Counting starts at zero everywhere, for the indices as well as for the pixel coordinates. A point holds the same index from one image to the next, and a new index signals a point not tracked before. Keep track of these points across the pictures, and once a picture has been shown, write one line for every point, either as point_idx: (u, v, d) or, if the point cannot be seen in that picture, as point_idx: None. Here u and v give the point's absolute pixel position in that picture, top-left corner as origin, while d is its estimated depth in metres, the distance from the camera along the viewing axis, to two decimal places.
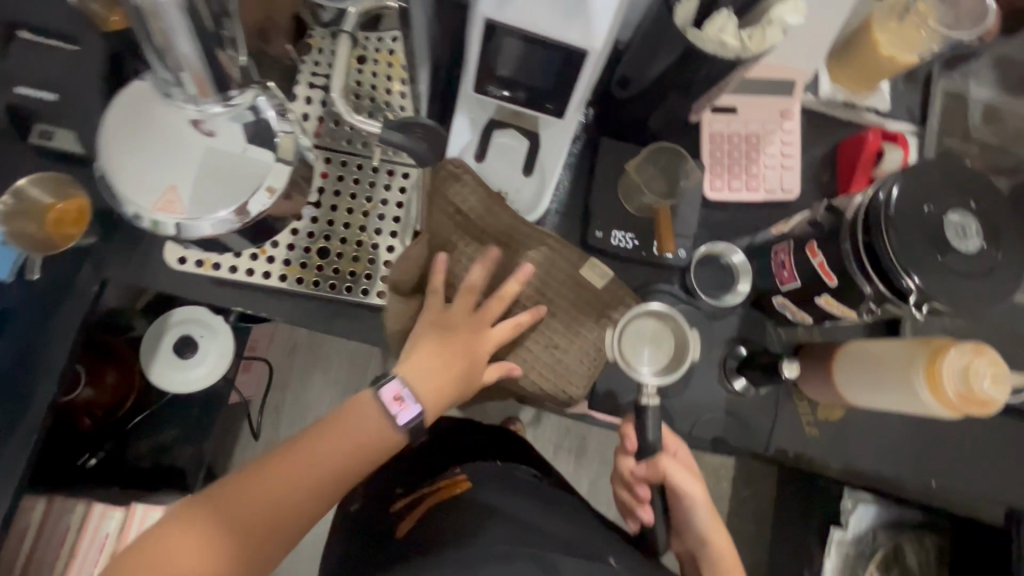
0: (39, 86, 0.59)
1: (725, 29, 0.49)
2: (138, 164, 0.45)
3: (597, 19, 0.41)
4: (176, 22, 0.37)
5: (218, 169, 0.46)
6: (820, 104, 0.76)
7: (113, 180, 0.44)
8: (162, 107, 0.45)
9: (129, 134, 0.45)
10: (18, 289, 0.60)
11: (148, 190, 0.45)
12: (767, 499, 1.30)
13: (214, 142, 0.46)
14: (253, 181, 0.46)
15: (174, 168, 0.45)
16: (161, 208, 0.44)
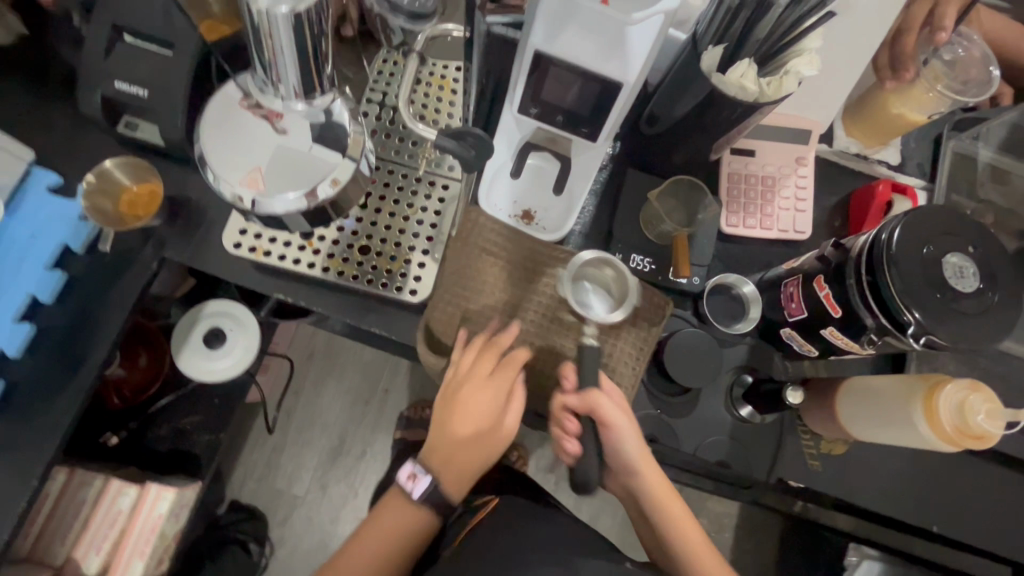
0: (132, 82, 0.65)
1: (746, 75, 0.55)
2: (225, 150, 0.51)
3: (633, 56, 0.47)
4: (283, 36, 0.43)
5: (292, 160, 0.52)
6: (834, 154, 0.81)
7: (207, 158, 0.51)
8: (255, 101, 0.51)
9: (221, 125, 0.52)
10: (87, 258, 0.67)
11: (234, 168, 0.51)
12: (771, 551, 1.28)
13: (289, 136, 0.52)
14: (320, 171, 0.52)
15: (258, 153, 0.51)
16: (244, 185, 0.51)
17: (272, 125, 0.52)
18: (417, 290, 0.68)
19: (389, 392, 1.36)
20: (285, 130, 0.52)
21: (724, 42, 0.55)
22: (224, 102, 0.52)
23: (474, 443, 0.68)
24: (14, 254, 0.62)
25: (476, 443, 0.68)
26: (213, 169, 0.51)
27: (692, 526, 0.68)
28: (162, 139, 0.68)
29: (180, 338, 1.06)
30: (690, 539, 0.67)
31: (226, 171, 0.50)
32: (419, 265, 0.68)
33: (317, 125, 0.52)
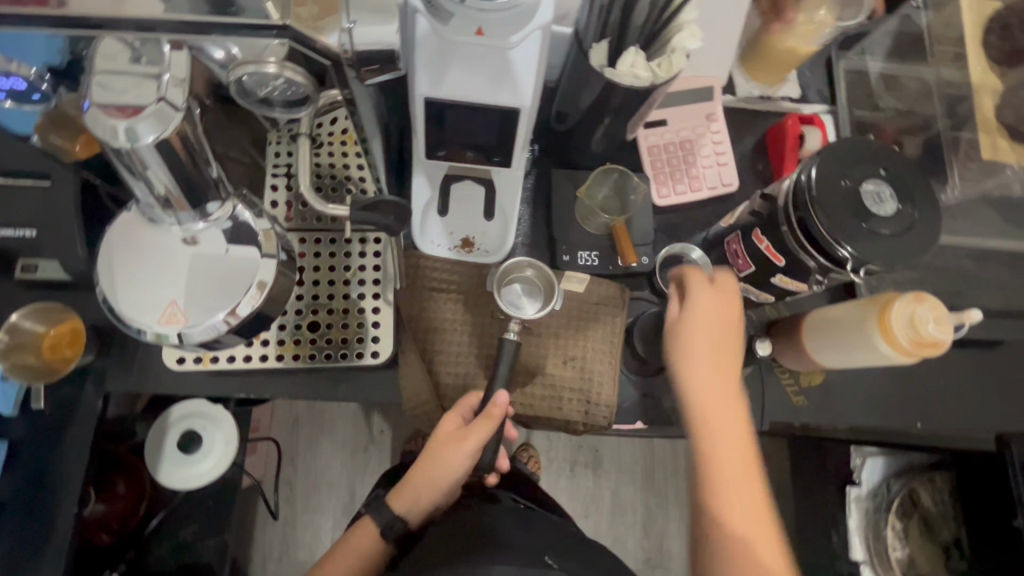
0: (20, 224, 0.61)
1: (635, 64, 0.56)
2: (132, 286, 0.47)
3: (521, 82, 0.47)
4: (153, 158, 0.38)
5: (207, 275, 0.48)
6: (739, 102, 0.83)
7: (116, 305, 0.47)
8: (149, 232, 0.47)
9: (121, 259, 0.47)
10: (25, 418, 0.63)
11: (148, 308, 0.47)
12: (784, 472, 1.34)
13: (198, 250, 0.48)
14: (244, 280, 0.49)
15: (170, 284, 0.47)
16: (164, 322, 0.47)
17: (176, 253, 0.47)
18: (378, 352, 0.66)
19: (383, 436, 1.34)
20: (192, 251, 0.47)
21: (606, 38, 0.56)
22: (114, 242, 0.47)
23: (429, 464, 0.67)
24: None
25: (431, 461, 0.67)
26: (126, 315, 0.47)
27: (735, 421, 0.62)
28: (67, 273, 0.64)
29: (152, 457, 1.00)
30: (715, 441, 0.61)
31: (141, 314, 0.46)
32: (374, 326, 0.67)
33: (224, 234, 0.48)
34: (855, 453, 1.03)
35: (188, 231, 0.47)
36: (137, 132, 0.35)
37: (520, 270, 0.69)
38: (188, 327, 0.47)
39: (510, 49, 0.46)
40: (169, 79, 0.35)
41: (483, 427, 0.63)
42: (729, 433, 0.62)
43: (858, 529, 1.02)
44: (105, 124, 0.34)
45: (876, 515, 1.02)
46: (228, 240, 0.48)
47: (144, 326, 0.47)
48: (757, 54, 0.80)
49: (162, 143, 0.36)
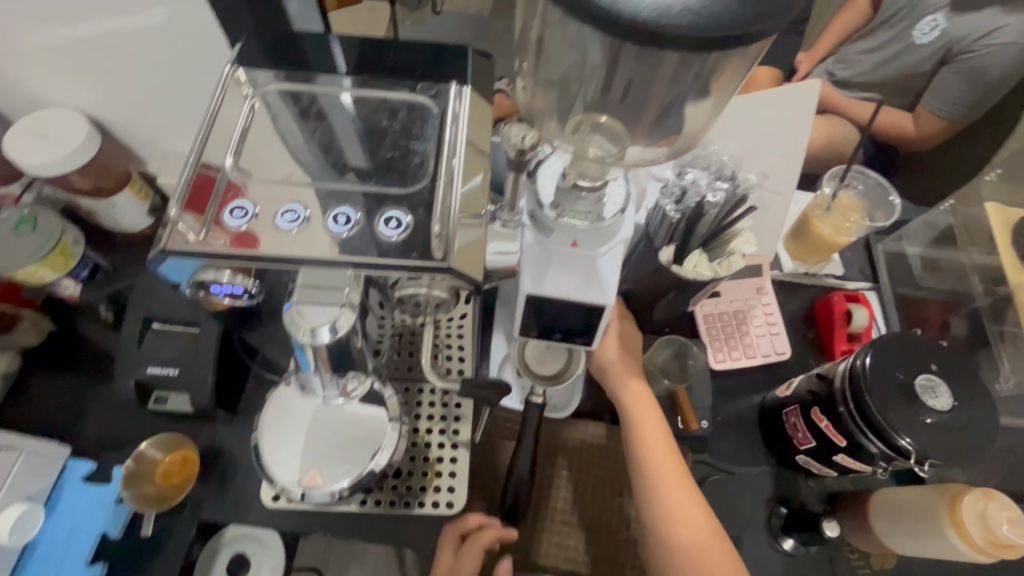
0: (165, 364, 0.70)
1: (700, 263, 0.64)
2: (285, 449, 0.56)
3: (608, 285, 0.56)
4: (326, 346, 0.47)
5: (345, 437, 0.57)
6: (786, 276, 0.91)
7: (271, 465, 0.56)
8: (298, 404, 0.57)
9: (276, 426, 0.57)
10: (126, 542, 0.68)
11: (296, 471, 0.56)
12: None
13: (339, 415, 0.57)
14: (375, 440, 0.58)
15: (315, 450, 0.56)
16: (306, 482, 0.55)
17: (320, 421, 0.57)
18: (453, 501, 0.69)
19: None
20: (336, 420, 0.57)
21: (674, 241, 0.65)
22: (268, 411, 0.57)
23: None
24: (55, 559, 0.66)
25: None
26: (277, 475, 0.56)
27: (666, 445, 0.68)
28: (191, 406, 0.72)
29: None
30: (653, 447, 0.67)
31: (291, 475, 0.55)
32: (450, 475, 0.70)
33: (358, 404, 0.58)
34: None
35: (329, 403, 0.57)
36: (318, 331, 0.46)
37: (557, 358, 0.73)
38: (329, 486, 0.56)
39: (599, 257, 0.57)
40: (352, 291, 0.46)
41: (472, 557, 0.67)
42: (657, 442, 0.68)
43: None
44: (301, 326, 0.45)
45: None
46: (360, 407, 0.58)
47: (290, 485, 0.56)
48: (792, 240, 0.91)
49: (333, 334, 0.46)
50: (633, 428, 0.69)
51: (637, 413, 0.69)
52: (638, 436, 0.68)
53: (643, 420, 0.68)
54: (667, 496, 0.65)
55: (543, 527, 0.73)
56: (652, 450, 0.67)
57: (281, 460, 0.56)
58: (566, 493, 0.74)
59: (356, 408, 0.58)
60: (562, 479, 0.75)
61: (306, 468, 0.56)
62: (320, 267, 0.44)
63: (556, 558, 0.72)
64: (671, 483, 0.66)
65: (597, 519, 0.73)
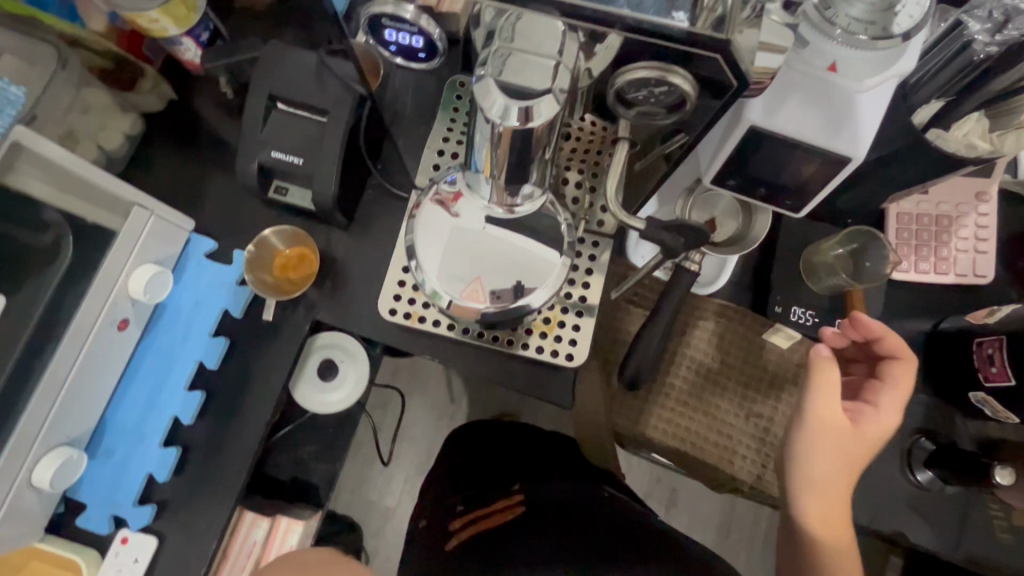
0: (290, 152, 0.65)
1: (973, 133, 0.50)
2: (442, 257, 0.52)
3: (866, 131, 0.42)
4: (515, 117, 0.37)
5: (511, 257, 0.52)
6: (1017, 185, 0.72)
7: (427, 268, 0.53)
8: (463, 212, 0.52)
9: (435, 232, 0.53)
10: (244, 322, 0.69)
11: (454, 283, 0.53)
12: None
13: (503, 233, 0.52)
14: (540, 268, 0.53)
15: (474, 267, 0.52)
16: (468, 295, 0.53)
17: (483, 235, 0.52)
18: (573, 355, 0.64)
19: (472, 408, 1.34)
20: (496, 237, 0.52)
21: (946, 96, 0.49)
22: (430, 214, 0.53)
23: None
24: (182, 324, 0.67)
25: None
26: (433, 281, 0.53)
27: (842, 466, 0.60)
28: (312, 203, 0.68)
29: (296, 377, 1.08)
30: (820, 465, 0.59)
31: (450, 287, 0.52)
32: (574, 328, 0.64)
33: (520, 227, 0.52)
34: None
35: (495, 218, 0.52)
36: (508, 112, 0.36)
37: (734, 219, 0.61)
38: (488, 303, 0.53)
39: (861, 91, 0.42)
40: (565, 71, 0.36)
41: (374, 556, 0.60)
42: (828, 458, 0.60)
43: None
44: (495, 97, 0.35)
45: None
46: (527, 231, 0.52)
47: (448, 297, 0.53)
48: None
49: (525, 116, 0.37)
50: (804, 432, 0.60)
51: (819, 422, 0.59)
52: (811, 445, 0.60)
53: (826, 430, 0.59)
54: (818, 525, 0.60)
55: (658, 402, 0.68)
56: (818, 465, 0.59)
57: (441, 268, 0.53)
58: (694, 380, 0.68)
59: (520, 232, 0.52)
60: (691, 360, 0.68)
61: (467, 281, 0.52)
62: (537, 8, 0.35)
63: (663, 431, 0.68)
64: (829, 502, 0.60)
65: (720, 406, 0.68)
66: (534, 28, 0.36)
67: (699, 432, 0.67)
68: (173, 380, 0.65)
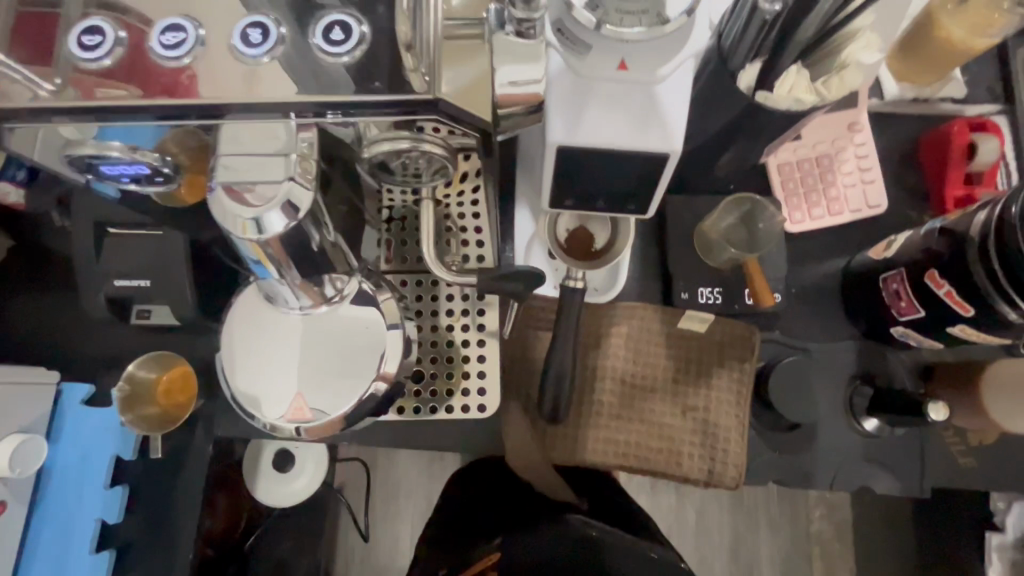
0: (134, 275, 0.60)
1: (797, 86, 0.49)
2: (264, 372, 0.48)
3: (672, 125, 0.39)
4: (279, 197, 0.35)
5: (337, 351, 0.48)
6: (886, 106, 0.70)
7: (250, 389, 0.47)
8: (271, 319, 0.48)
9: (251, 346, 0.48)
10: (139, 463, 0.64)
11: (275, 403, 0.47)
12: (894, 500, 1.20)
13: (325, 327, 0.48)
14: (374, 353, 0.48)
15: (299, 375, 0.48)
16: (296, 411, 0.47)
17: (299, 335, 0.48)
18: (485, 404, 0.61)
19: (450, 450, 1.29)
20: (317, 333, 0.48)
21: (760, 57, 0.48)
22: (239, 328, 0.48)
23: None
24: (72, 484, 0.61)
25: None
26: (257, 404, 0.47)
27: None
28: (177, 319, 0.63)
29: (252, 477, 1.01)
30: None
31: (271, 410, 0.47)
32: (479, 375, 0.61)
33: (348, 309, 0.49)
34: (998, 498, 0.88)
35: (309, 314, 0.48)
36: (266, 221, 0.35)
37: (604, 226, 0.60)
38: (321, 411, 0.47)
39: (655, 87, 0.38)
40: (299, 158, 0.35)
41: None
42: None
43: None
44: (239, 213, 0.34)
45: None
46: (350, 315, 0.49)
47: (277, 423, 0.47)
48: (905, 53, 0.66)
49: (291, 187, 0.35)
50: None
51: None
52: None
53: None
54: None
55: (595, 421, 0.63)
56: None
57: (264, 385, 0.47)
58: (622, 392, 0.64)
59: (341, 317, 0.49)
60: (612, 370, 0.64)
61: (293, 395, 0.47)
62: (256, 112, 0.34)
63: (605, 455, 0.63)
64: None
65: (657, 411, 0.64)
66: (247, 132, 0.35)
67: (637, 446, 0.63)
68: (77, 546, 0.60)
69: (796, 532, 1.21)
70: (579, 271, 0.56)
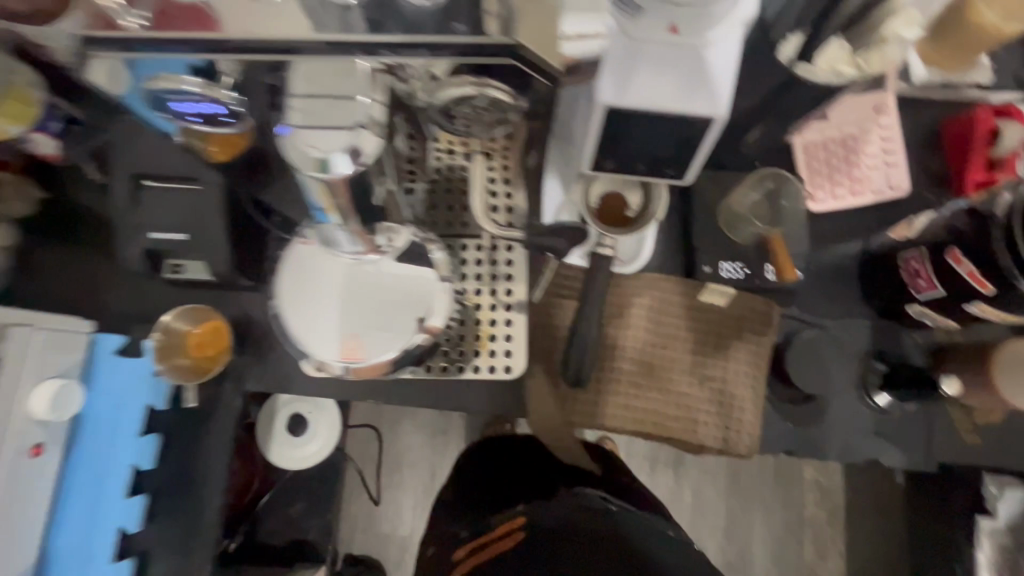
0: (169, 228, 0.61)
1: (838, 59, 0.50)
2: (315, 315, 0.50)
3: (720, 89, 0.41)
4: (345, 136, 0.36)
5: (386, 299, 0.50)
6: (913, 90, 0.71)
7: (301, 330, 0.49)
8: (322, 263, 0.50)
9: (303, 291, 0.50)
10: (170, 413, 0.65)
11: (323, 344, 0.49)
12: (890, 487, 1.23)
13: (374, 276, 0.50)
14: (421, 304, 0.50)
15: (348, 317, 0.49)
16: (344, 353, 0.49)
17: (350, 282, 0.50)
18: (511, 365, 0.63)
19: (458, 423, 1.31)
20: (366, 281, 0.50)
21: (800, 29, 0.50)
22: (289, 269, 0.50)
23: None
24: (106, 430, 0.63)
25: None
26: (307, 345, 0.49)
27: None
28: (211, 274, 0.65)
29: (265, 440, 1.03)
30: None
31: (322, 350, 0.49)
32: (506, 338, 0.63)
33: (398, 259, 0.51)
34: (994, 482, 0.91)
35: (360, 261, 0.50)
36: (330, 161, 0.36)
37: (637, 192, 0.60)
38: (368, 355, 0.49)
39: (708, 50, 0.40)
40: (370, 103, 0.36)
41: None
42: None
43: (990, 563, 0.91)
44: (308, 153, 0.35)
45: (1016, 551, 0.91)
46: (400, 265, 0.50)
47: (325, 362, 0.49)
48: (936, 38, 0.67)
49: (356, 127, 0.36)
50: None
51: None
52: None
53: None
54: None
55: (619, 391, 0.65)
56: None
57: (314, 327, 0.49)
58: (645, 360, 0.66)
59: (390, 267, 0.50)
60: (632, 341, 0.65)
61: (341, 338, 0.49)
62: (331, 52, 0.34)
63: (623, 419, 0.65)
64: None
65: (677, 379, 0.65)
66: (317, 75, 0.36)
67: (657, 417, 0.65)
68: (110, 492, 0.62)
69: (792, 514, 1.24)
70: (609, 238, 0.57)
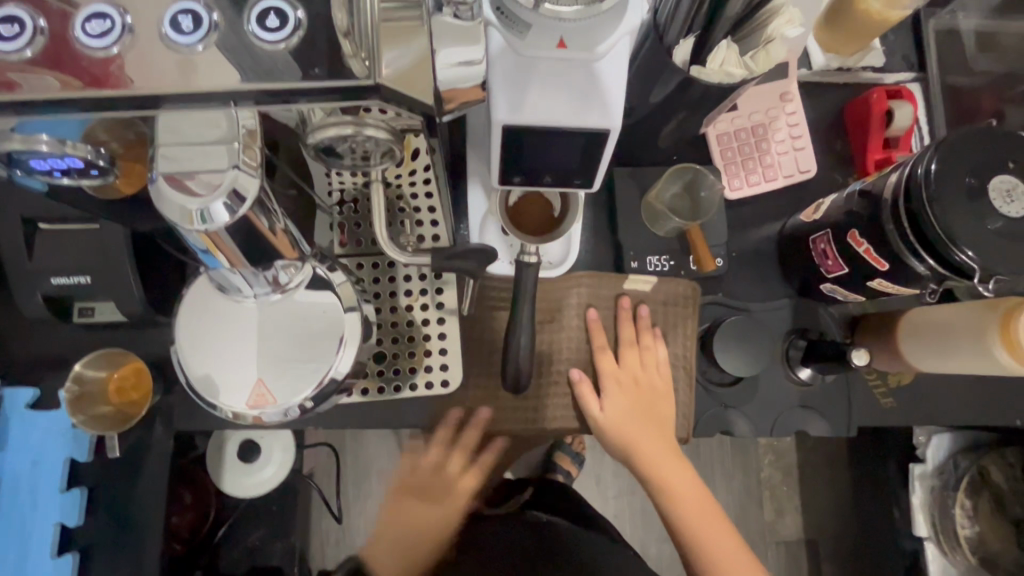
0: (73, 272, 0.58)
1: (726, 62, 0.53)
2: (223, 364, 0.48)
3: (611, 102, 0.41)
4: (218, 182, 0.35)
5: (293, 341, 0.49)
6: (814, 76, 0.74)
7: (208, 382, 0.48)
8: (224, 309, 0.48)
9: (206, 340, 0.48)
10: (97, 463, 0.63)
11: (235, 392, 0.48)
12: (835, 444, 1.30)
13: (280, 315, 0.49)
14: (332, 339, 0.49)
15: (257, 360, 0.48)
16: (253, 401, 0.48)
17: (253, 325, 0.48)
18: (448, 379, 0.63)
19: None
20: (270, 322, 0.48)
21: (693, 33, 0.52)
22: (189, 317, 0.48)
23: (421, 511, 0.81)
24: (24, 490, 0.60)
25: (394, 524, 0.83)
26: (215, 396, 0.48)
27: (708, 517, 0.70)
28: (124, 315, 0.61)
29: (217, 470, 1.00)
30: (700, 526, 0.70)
31: (232, 398, 0.47)
32: (442, 353, 0.63)
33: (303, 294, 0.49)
34: (919, 433, 0.97)
35: (263, 301, 0.49)
36: (210, 211, 0.35)
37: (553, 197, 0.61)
38: (283, 398, 0.48)
39: (596, 62, 0.40)
40: (241, 147, 0.35)
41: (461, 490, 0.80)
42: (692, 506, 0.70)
43: (922, 506, 0.98)
44: (184, 206, 0.35)
45: (943, 493, 0.98)
46: (304, 303, 0.49)
47: (237, 409, 0.48)
48: (828, 29, 0.71)
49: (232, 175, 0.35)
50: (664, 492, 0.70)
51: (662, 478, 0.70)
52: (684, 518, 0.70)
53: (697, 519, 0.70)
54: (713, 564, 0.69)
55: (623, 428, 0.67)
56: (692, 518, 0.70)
57: (222, 376, 0.48)
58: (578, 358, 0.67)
59: (295, 305, 0.49)
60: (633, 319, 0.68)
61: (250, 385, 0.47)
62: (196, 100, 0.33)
63: (564, 418, 0.66)
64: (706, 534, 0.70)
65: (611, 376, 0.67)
66: (184, 120, 0.35)
67: (597, 416, 0.66)
68: (33, 554, 0.59)
69: (749, 479, 1.30)
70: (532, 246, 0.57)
